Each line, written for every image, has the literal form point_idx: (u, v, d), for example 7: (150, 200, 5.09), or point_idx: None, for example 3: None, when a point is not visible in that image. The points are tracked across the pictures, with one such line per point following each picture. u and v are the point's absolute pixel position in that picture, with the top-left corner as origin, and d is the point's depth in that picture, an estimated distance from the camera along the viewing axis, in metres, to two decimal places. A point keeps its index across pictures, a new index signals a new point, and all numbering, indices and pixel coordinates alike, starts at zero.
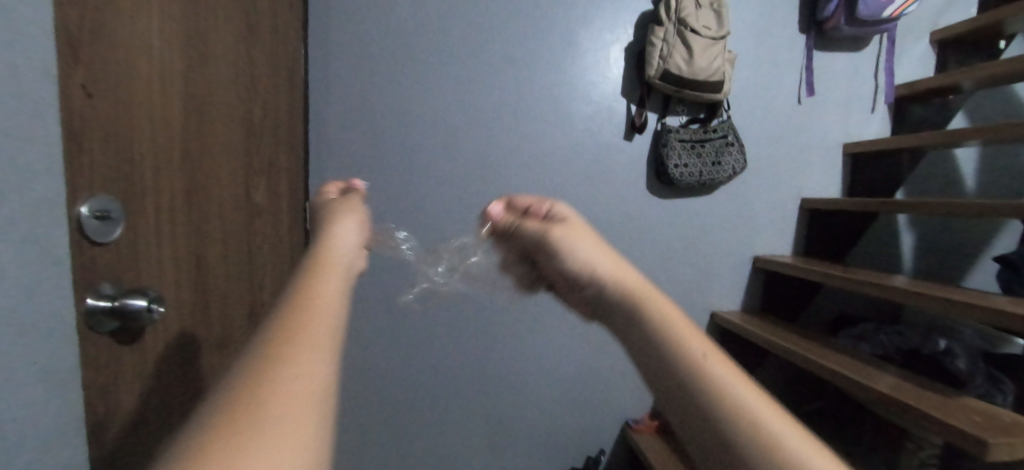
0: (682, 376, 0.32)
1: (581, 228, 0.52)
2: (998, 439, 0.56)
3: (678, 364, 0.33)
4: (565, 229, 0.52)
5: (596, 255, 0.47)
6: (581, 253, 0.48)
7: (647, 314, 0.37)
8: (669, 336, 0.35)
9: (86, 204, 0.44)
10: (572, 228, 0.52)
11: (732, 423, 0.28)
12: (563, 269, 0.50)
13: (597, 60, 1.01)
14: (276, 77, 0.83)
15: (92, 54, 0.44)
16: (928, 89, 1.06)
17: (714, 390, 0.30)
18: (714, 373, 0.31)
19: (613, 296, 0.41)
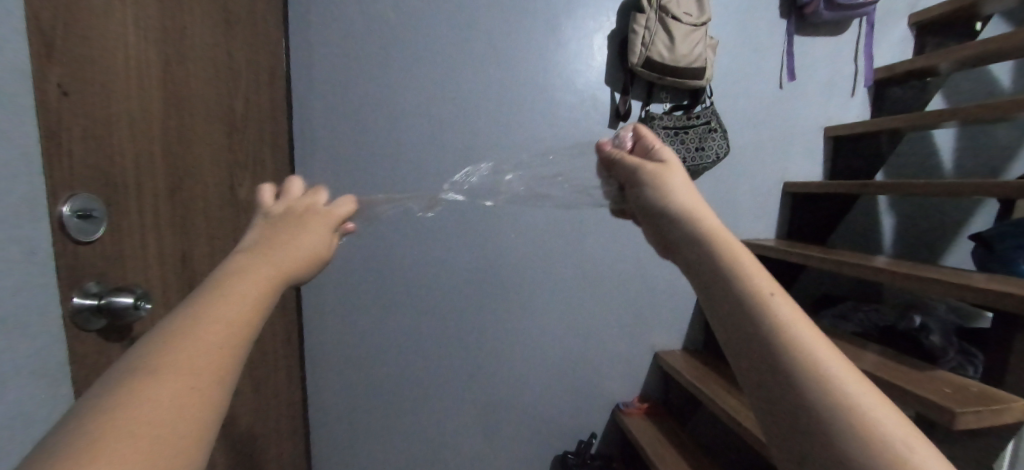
0: (784, 355, 0.31)
1: (681, 171, 0.46)
2: (966, 409, 0.59)
3: (780, 343, 0.31)
4: (662, 167, 0.46)
5: (694, 202, 0.42)
6: (674, 195, 0.43)
7: (743, 284, 0.34)
8: (768, 310, 0.33)
9: (67, 203, 0.44)
10: (674, 167, 0.46)
11: (819, 401, 0.28)
12: (646, 206, 0.45)
13: (581, 48, 1.02)
14: (257, 71, 0.83)
15: (66, 54, 0.44)
16: (905, 72, 1.08)
17: (808, 374, 0.29)
18: (816, 354, 0.30)
19: (706, 257, 0.37)
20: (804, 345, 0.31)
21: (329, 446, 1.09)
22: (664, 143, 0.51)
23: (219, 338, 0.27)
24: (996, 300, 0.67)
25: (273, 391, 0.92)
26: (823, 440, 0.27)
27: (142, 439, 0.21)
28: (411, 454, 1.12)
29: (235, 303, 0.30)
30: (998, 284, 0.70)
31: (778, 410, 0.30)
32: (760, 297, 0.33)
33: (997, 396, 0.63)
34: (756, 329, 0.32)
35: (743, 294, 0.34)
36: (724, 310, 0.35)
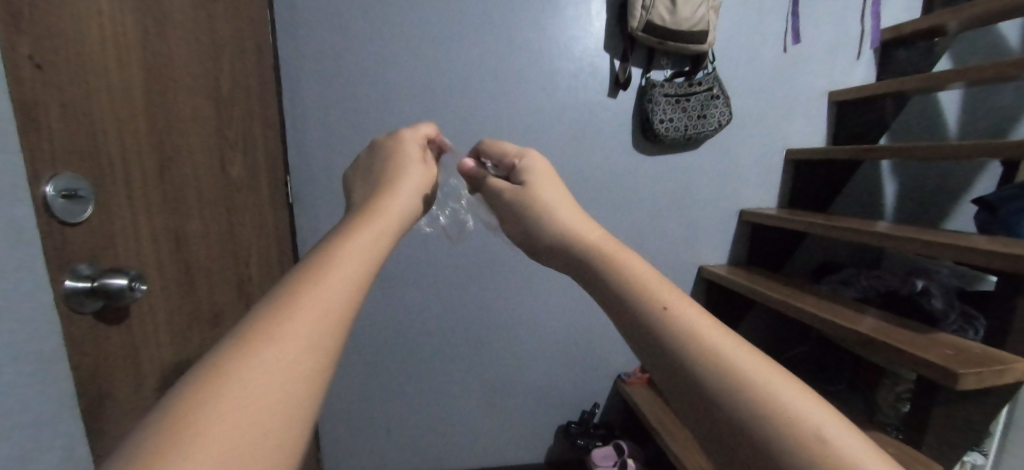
0: (680, 364, 0.31)
1: (545, 195, 0.48)
2: (969, 370, 0.59)
3: (678, 347, 0.31)
4: (529, 196, 0.49)
5: (577, 226, 0.45)
6: (541, 225, 0.47)
7: (641, 300, 0.35)
8: (666, 323, 0.32)
9: (49, 182, 0.42)
10: (536, 195, 0.49)
11: (732, 403, 0.28)
12: (524, 238, 0.50)
13: (578, 13, 0.97)
14: (242, 43, 0.79)
15: (37, 24, 0.41)
16: (913, 32, 1.04)
17: (711, 373, 0.29)
18: (720, 351, 0.30)
19: (601, 275, 0.39)
20: (712, 352, 0.30)
21: (337, 422, 1.11)
22: (525, 158, 0.52)
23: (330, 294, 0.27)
24: (999, 261, 0.66)
25: None
26: (735, 437, 0.27)
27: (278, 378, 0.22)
28: (419, 428, 1.15)
29: (349, 266, 0.30)
30: (1003, 246, 0.69)
31: (692, 410, 0.30)
32: (654, 309, 0.34)
33: (999, 356, 0.63)
34: (652, 336, 0.33)
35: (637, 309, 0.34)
36: (626, 322, 0.35)
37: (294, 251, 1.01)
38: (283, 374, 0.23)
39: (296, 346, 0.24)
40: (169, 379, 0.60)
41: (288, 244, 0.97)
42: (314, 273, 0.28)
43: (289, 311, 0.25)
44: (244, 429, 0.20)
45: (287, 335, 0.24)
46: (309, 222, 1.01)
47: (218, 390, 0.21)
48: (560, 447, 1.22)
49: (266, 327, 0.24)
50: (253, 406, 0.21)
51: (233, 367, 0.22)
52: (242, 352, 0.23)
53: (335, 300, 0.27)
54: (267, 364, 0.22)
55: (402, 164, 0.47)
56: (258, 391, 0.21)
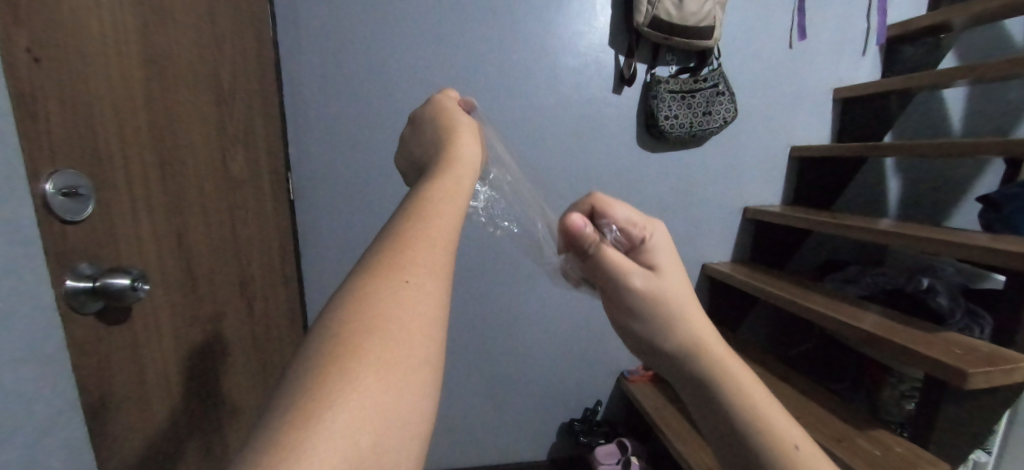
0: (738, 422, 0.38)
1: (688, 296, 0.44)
2: (978, 369, 0.59)
3: (745, 423, 0.38)
4: (667, 293, 0.43)
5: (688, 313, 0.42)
6: (683, 333, 0.42)
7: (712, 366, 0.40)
8: (739, 400, 0.39)
9: (49, 180, 0.41)
10: (680, 294, 0.43)
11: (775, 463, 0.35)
12: (645, 334, 0.45)
13: (583, 8, 0.96)
14: (242, 37, 0.78)
15: (35, 17, 0.40)
16: (919, 28, 1.04)
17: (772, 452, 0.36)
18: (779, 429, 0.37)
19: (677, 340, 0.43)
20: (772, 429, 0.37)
21: None
22: (657, 235, 0.45)
23: (440, 233, 0.27)
24: (1005, 260, 0.66)
25: (280, 366, 0.93)
26: None
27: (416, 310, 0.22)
28: None
29: (450, 211, 0.30)
30: (1009, 245, 0.69)
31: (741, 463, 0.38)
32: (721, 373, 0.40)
33: (1006, 355, 0.63)
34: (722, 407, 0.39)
35: (707, 378, 0.41)
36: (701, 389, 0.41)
37: (295, 248, 1.00)
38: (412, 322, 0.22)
39: (424, 283, 0.24)
40: (173, 380, 0.59)
41: (289, 240, 0.97)
42: (413, 223, 0.27)
43: (399, 262, 0.24)
44: (395, 370, 0.20)
45: (405, 285, 0.23)
46: (311, 218, 1.00)
47: (366, 323, 0.21)
48: (562, 443, 1.23)
49: (380, 278, 0.23)
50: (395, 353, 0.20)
51: (364, 311, 0.21)
52: (366, 301, 0.22)
53: (446, 239, 0.27)
54: (394, 314, 0.21)
55: (452, 119, 0.46)
56: (393, 339, 0.20)
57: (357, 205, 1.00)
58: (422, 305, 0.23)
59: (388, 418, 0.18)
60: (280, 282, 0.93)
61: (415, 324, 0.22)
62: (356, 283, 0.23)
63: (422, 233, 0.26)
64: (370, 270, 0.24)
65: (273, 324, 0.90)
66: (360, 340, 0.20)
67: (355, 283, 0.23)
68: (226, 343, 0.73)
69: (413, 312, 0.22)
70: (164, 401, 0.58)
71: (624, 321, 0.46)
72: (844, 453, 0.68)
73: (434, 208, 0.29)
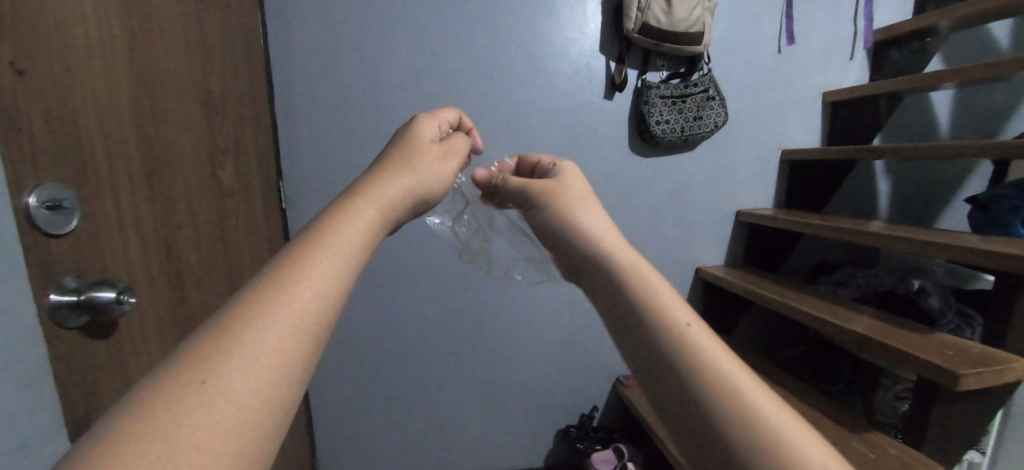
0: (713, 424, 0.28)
1: (585, 196, 0.46)
2: (969, 370, 0.60)
3: (695, 378, 0.30)
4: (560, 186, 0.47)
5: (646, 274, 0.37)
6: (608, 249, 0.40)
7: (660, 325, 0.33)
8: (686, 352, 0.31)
9: (33, 193, 0.40)
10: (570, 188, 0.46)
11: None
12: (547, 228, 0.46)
13: (574, 15, 0.97)
14: (232, 46, 0.77)
15: (18, 31, 0.39)
16: (905, 32, 1.05)
17: (733, 417, 0.28)
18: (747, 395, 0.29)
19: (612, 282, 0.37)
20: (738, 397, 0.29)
21: (332, 428, 1.10)
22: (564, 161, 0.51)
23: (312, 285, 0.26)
24: (993, 261, 0.67)
25: None
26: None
27: (247, 376, 0.22)
28: (417, 433, 1.14)
29: (335, 256, 0.29)
30: (996, 245, 0.69)
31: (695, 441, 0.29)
32: (682, 343, 0.32)
33: (996, 356, 0.64)
34: (669, 359, 0.31)
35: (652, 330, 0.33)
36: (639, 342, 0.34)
37: None
38: (260, 368, 0.22)
39: (271, 341, 0.23)
40: None
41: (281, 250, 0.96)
42: (286, 271, 0.26)
43: (265, 303, 0.24)
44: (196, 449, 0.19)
45: (257, 337, 0.23)
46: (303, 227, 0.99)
47: (176, 400, 0.20)
48: (559, 450, 1.22)
49: (242, 318, 0.24)
50: (231, 398, 0.21)
51: (189, 380, 0.21)
52: (217, 345, 0.22)
53: (317, 290, 0.26)
54: (234, 376, 0.21)
55: (413, 126, 0.43)
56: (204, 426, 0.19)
57: None
58: (258, 368, 0.22)
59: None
60: None
61: (236, 396, 0.21)
62: (197, 343, 0.23)
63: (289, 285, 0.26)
64: (222, 328, 0.23)
65: None
66: (164, 419, 0.19)
67: (198, 344, 0.23)
68: None
69: (242, 382, 0.21)
70: None
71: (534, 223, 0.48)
72: None
73: (318, 253, 0.28)
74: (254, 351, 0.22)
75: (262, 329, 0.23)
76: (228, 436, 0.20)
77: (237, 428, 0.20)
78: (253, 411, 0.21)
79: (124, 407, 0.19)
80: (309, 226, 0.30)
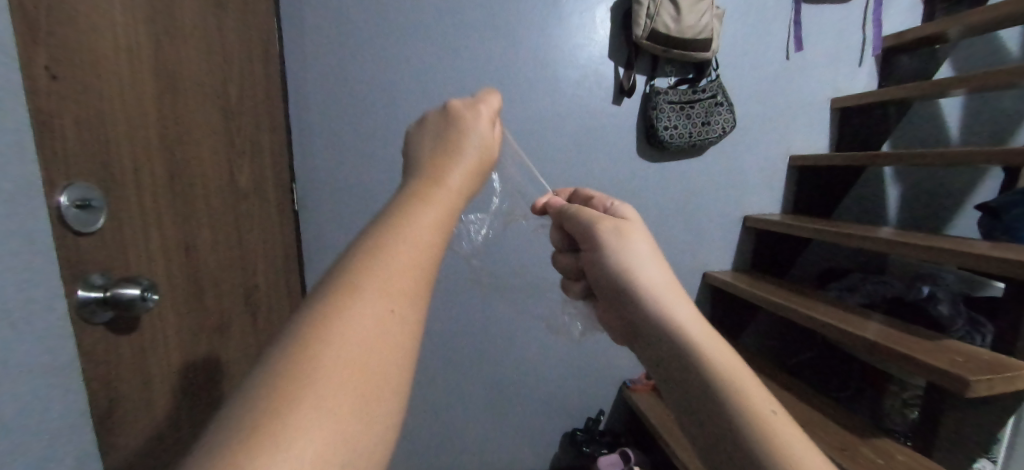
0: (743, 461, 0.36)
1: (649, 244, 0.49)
2: (979, 377, 0.59)
3: (748, 433, 0.34)
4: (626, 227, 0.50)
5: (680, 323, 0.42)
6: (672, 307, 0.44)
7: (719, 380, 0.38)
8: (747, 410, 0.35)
9: (64, 192, 0.42)
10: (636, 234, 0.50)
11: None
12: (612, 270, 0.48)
13: (583, 21, 0.98)
14: (249, 51, 0.79)
15: (52, 37, 0.41)
16: (914, 39, 1.05)
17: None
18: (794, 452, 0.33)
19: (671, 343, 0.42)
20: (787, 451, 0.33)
21: None
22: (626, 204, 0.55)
23: (403, 272, 0.26)
24: (1003, 268, 0.67)
25: None
26: None
27: (355, 359, 0.22)
28: (425, 434, 1.15)
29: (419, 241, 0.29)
30: (1005, 252, 0.69)
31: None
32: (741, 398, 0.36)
33: (1006, 363, 0.63)
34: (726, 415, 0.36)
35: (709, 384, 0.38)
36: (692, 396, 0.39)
37: (299, 258, 1.01)
38: (366, 348, 0.23)
39: (373, 327, 0.23)
40: (179, 390, 0.60)
41: (294, 251, 0.98)
42: (374, 255, 0.26)
43: (362, 288, 0.25)
44: (325, 429, 0.19)
45: (357, 323, 0.23)
46: (315, 228, 1.01)
47: (302, 380, 0.20)
48: (565, 453, 1.22)
49: (336, 307, 0.24)
50: (342, 378, 0.21)
51: (308, 362, 0.21)
52: (321, 325, 0.23)
53: (409, 277, 0.26)
54: (342, 361, 0.22)
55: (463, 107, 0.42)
56: (325, 408, 0.20)
57: (360, 214, 1.01)
58: (363, 352, 0.22)
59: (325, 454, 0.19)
60: (284, 292, 0.94)
61: (350, 380, 0.21)
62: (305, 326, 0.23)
63: (380, 272, 0.26)
64: (326, 311, 0.23)
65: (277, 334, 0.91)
66: (289, 404, 0.19)
67: (307, 329, 0.23)
68: (231, 352, 0.73)
69: (352, 367, 0.22)
70: (170, 411, 0.58)
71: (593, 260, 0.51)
72: (845, 461, 0.68)
73: (400, 238, 0.28)
74: (357, 340, 0.23)
75: (364, 318, 0.23)
76: (346, 421, 0.20)
77: (355, 406, 0.21)
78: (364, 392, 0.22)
79: (256, 394, 0.20)
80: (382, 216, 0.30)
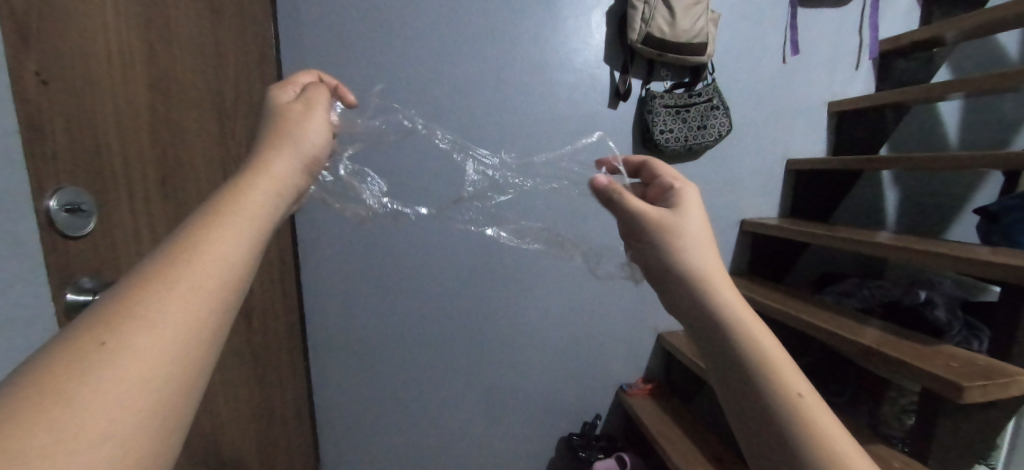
0: (726, 347, 0.37)
1: (703, 231, 0.43)
2: (974, 383, 0.59)
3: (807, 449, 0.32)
4: (678, 221, 0.43)
5: (694, 229, 0.43)
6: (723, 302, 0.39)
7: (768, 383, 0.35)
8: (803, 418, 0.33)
9: (53, 197, 0.42)
10: (690, 222, 0.44)
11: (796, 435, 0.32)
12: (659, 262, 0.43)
13: (579, 25, 0.99)
14: (245, 55, 0.80)
15: (43, 41, 0.41)
16: (911, 43, 1.05)
17: None
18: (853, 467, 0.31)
19: (726, 347, 0.37)
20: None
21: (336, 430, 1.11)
22: (688, 186, 0.47)
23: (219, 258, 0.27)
24: (1001, 273, 0.66)
25: (279, 379, 0.94)
26: None
27: (164, 331, 0.23)
28: (419, 438, 1.14)
29: (240, 230, 0.30)
30: (1003, 257, 0.69)
31: None
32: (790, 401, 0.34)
33: (1003, 369, 0.63)
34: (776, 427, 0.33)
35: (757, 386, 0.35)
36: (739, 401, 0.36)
37: (294, 260, 1.00)
38: (172, 322, 0.23)
39: (182, 307, 0.24)
40: None
41: (290, 254, 0.98)
42: (185, 245, 0.27)
43: (171, 271, 0.25)
44: (109, 395, 0.20)
45: (165, 299, 0.24)
46: (310, 231, 1.00)
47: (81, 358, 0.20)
48: (562, 458, 1.21)
49: (131, 296, 0.23)
50: (142, 350, 0.22)
51: (100, 336, 0.21)
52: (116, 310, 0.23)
53: (226, 264, 0.28)
54: (142, 331, 0.22)
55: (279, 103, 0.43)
56: (114, 382, 0.20)
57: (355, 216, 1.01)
58: (168, 330, 0.23)
59: (108, 417, 0.19)
60: (280, 295, 0.94)
61: (151, 351, 0.22)
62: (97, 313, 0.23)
63: (190, 260, 0.26)
64: (125, 295, 0.24)
65: (272, 337, 0.91)
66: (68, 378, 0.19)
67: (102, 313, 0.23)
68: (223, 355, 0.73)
69: (154, 340, 0.22)
70: None
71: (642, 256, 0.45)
72: None
73: (219, 227, 0.29)
74: (160, 316, 0.23)
75: (168, 296, 0.24)
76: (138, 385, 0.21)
77: (156, 372, 0.22)
78: (169, 362, 0.22)
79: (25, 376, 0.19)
80: (198, 214, 0.30)
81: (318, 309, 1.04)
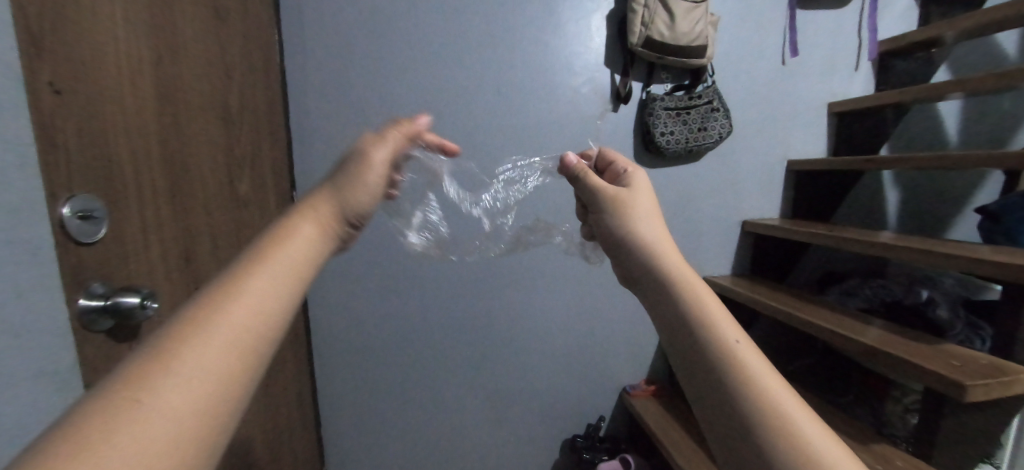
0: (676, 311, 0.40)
1: (651, 205, 0.48)
2: (976, 381, 0.59)
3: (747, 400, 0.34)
4: (629, 198, 0.48)
5: (646, 206, 0.48)
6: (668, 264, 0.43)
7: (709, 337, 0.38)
8: (735, 366, 0.36)
9: (66, 203, 0.43)
10: (642, 199, 0.48)
11: (728, 379, 0.35)
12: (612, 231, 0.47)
13: (579, 29, 1.00)
14: (250, 62, 0.81)
15: (56, 52, 0.42)
16: (910, 43, 1.06)
17: (775, 432, 0.33)
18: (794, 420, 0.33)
19: (672, 306, 0.41)
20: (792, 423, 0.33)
21: (341, 433, 1.11)
22: (639, 169, 0.52)
23: (246, 312, 0.30)
24: (1002, 272, 0.66)
25: (284, 383, 0.94)
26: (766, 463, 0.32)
27: (188, 387, 0.25)
28: (423, 441, 1.15)
29: (270, 283, 0.32)
30: (1004, 256, 0.69)
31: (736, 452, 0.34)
32: (727, 352, 0.37)
33: (1005, 367, 0.63)
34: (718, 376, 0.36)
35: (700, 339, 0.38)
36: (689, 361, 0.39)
37: None
38: (198, 376, 0.25)
39: (209, 364, 0.26)
40: None
41: None
42: (221, 300, 0.29)
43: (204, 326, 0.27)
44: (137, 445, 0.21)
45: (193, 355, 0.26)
46: None
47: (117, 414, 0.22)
48: (566, 460, 1.21)
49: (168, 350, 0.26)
50: (171, 403, 0.23)
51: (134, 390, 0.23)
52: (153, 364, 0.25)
53: (253, 318, 0.30)
54: (173, 383, 0.24)
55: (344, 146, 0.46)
56: (140, 437, 0.22)
57: None
58: (191, 384, 0.25)
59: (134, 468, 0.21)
60: None
61: (178, 404, 0.24)
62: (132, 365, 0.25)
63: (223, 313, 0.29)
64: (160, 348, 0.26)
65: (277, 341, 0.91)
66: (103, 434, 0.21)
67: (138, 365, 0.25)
68: None
69: (179, 393, 0.24)
70: None
71: (599, 227, 0.50)
72: None
73: (251, 283, 0.31)
74: (187, 371, 0.25)
75: (197, 352, 0.26)
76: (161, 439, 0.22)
77: (179, 429, 0.23)
78: (193, 416, 0.24)
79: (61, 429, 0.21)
80: (231, 268, 0.32)
81: (323, 313, 1.04)
